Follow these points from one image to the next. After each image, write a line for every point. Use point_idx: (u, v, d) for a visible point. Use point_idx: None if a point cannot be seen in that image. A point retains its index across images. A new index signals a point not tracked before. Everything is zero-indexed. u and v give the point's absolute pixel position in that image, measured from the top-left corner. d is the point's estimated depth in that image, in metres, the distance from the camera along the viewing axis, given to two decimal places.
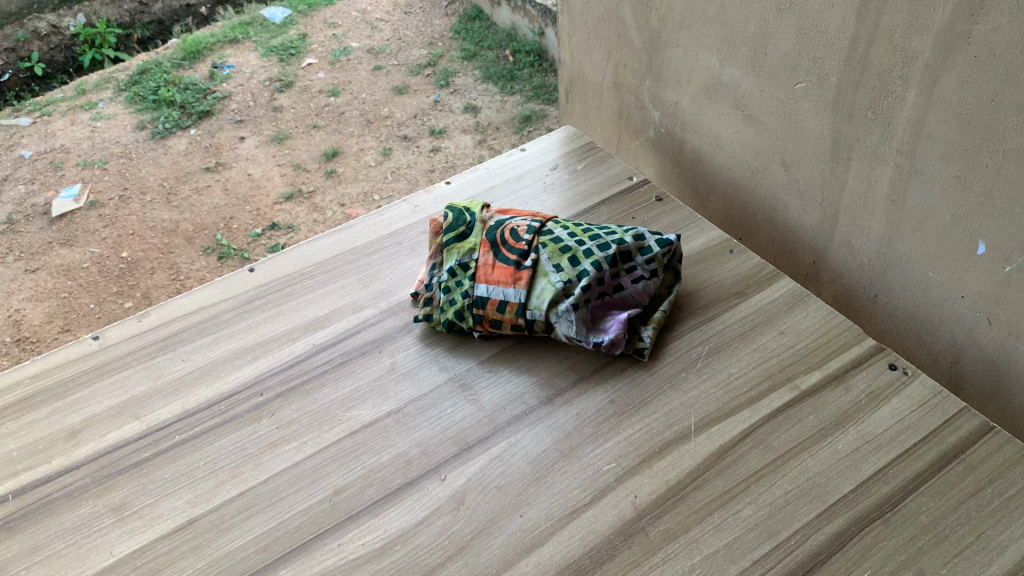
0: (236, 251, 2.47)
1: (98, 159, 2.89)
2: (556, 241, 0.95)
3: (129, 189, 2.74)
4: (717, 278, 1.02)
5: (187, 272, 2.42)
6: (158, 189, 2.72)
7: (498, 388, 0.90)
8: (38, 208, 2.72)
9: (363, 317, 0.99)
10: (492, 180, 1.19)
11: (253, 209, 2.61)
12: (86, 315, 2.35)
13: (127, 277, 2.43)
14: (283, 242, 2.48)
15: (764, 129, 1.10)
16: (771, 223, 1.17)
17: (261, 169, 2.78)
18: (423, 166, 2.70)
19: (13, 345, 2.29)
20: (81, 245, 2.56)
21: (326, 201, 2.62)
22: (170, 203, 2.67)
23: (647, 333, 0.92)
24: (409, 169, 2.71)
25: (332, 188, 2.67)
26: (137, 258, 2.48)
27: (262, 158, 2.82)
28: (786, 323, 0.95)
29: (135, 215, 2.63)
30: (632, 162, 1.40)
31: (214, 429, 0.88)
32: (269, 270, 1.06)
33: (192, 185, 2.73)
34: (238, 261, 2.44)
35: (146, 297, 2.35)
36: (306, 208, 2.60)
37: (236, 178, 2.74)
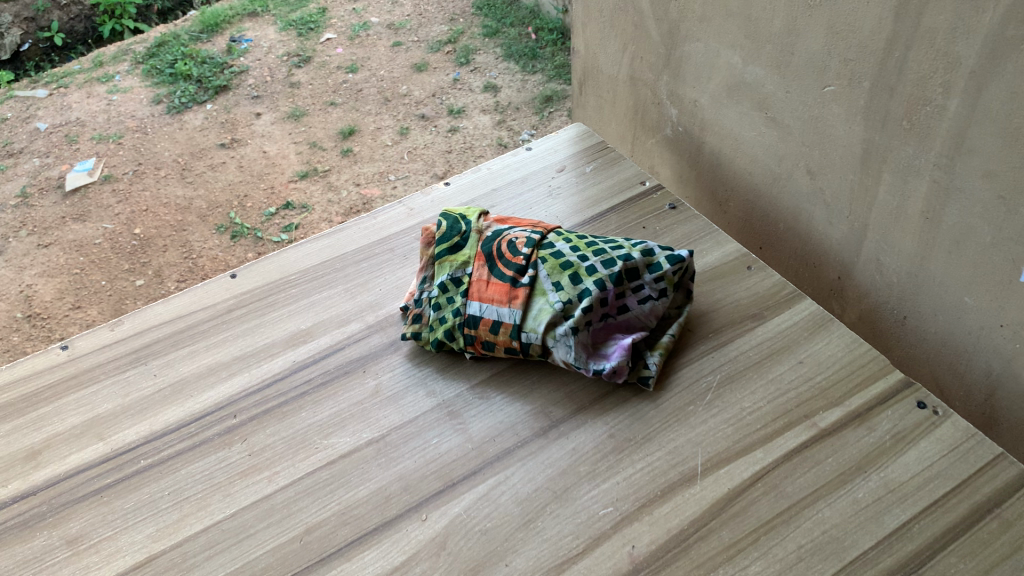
0: (250, 229, 2.41)
1: (113, 133, 2.83)
2: (557, 255, 0.88)
3: (143, 164, 2.68)
4: (732, 296, 0.94)
5: (199, 251, 2.36)
6: (173, 165, 2.67)
7: (488, 417, 0.83)
8: (52, 181, 2.67)
9: (347, 332, 0.92)
10: (495, 181, 1.11)
11: (268, 187, 2.55)
12: (98, 292, 2.30)
13: (139, 254, 2.38)
14: (298, 223, 2.42)
15: (789, 134, 1.02)
16: (793, 235, 1.09)
17: (277, 146, 2.71)
18: (440, 147, 2.62)
19: (24, 322, 2.25)
20: (94, 221, 2.51)
21: (341, 180, 2.55)
22: (185, 179, 2.61)
23: (653, 359, 0.85)
24: (426, 149, 2.64)
25: (348, 167, 2.60)
26: (150, 235, 2.43)
27: (278, 135, 2.76)
28: (806, 351, 0.87)
29: (150, 191, 2.58)
30: (647, 161, 1.32)
31: (181, 455, 0.82)
32: (251, 277, 0.99)
33: (208, 160, 2.67)
34: (251, 241, 2.39)
35: (158, 275, 2.30)
36: (321, 187, 2.53)
37: (251, 154, 2.68)
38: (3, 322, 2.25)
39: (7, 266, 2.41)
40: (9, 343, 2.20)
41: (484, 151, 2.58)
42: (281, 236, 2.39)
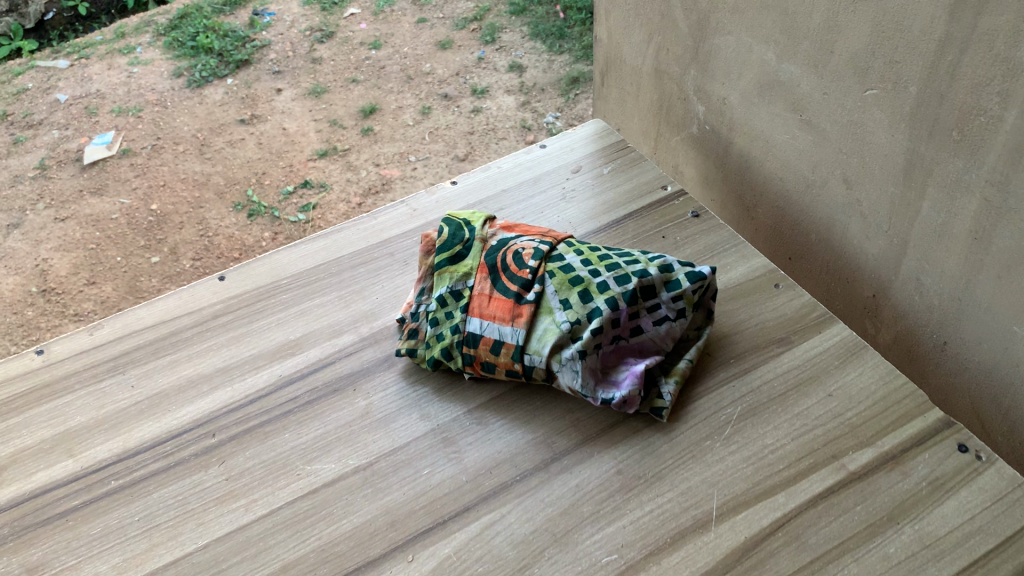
0: (267, 208, 2.35)
1: (133, 106, 2.78)
2: (566, 270, 0.80)
3: (162, 139, 2.63)
4: (757, 316, 0.86)
5: (216, 229, 2.31)
6: (191, 140, 2.61)
7: (485, 446, 0.76)
8: (71, 154, 2.62)
9: (338, 345, 0.85)
10: (506, 181, 1.04)
11: (287, 165, 2.49)
12: (113, 268, 2.25)
13: (155, 230, 2.33)
14: (315, 203, 2.36)
15: (825, 139, 0.94)
16: (826, 247, 1.01)
17: (296, 123, 2.64)
18: (461, 128, 2.54)
19: (39, 296, 2.21)
20: (111, 195, 2.46)
21: (361, 160, 2.49)
22: (203, 155, 2.55)
23: (667, 388, 0.78)
24: (448, 129, 2.56)
25: (368, 147, 2.53)
26: (166, 211, 2.38)
27: (298, 112, 2.69)
28: (836, 383, 0.80)
29: (167, 167, 2.52)
30: (671, 160, 1.24)
31: (154, 476, 0.76)
32: (240, 280, 0.93)
33: (227, 137, 2.61)
34: (267, 220, 2.33)
35: (174, 253, 2.25)
36: (340, 167, 2.47)
37: (270, 131, 2.61)
38: (18, 296, 2.21)
39: (23, 240, 2.37)
40: (23, 319, 2.17)
41: (507, 133, 2.50)
42: (299, 216, 2.33)
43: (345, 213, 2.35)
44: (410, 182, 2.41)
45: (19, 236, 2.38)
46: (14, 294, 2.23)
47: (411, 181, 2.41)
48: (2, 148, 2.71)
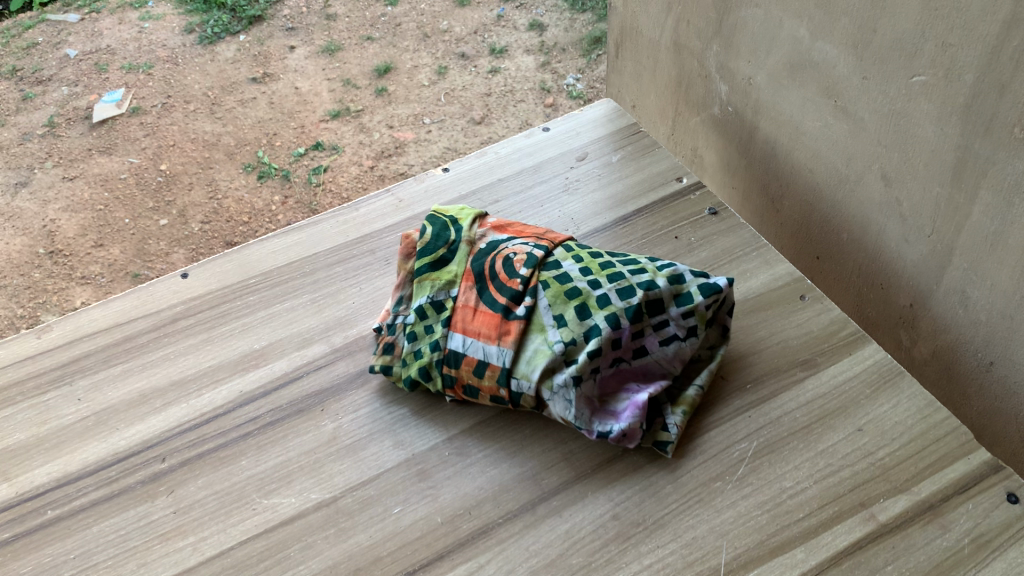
0: (277, 170, 2.17)
1: (143, 64, 2.55)
2: (562, 280, 0.71)
3: (172, 95, 2.42)
4: (779, 334, 0.76)
5: (226, 190, 2.15)
6: (201, 98, 2.39)
7: (465, 481, 0.67)
8: (79, 111, 2.42)
9: (307, 357, 0.76)
10: (502, 169, 0.94)
11: (297, 126, 2.28)
12: (121, 230, 2.09)
13: (164, 191, 2.15)
14: (326, 165, 2.18)
15: (862, 130, 0.83)
16: (858, 248, 0.90)
17: (310, 83, 2.42)
18: (477, 88, 2.34)
19: (47, 257, 2.06)
20: (121, 154, 2.28)
21: (374, 122, 2.28)
22: (213, 112, 2.35)
23: (673, 419, 0.68)
24: (464, 92, 2.34)
25: (381, 107, 2.32)
26: (176, 172, 2.20)
27: (312, 71, 2.46)
28: (866, 415, 0.70)
29: (177, 126, 2.32)
30: (690, 142, 1.13)
31: (95, 506, 0.68)
32: (205, 278, 0.84)
33: (237, 95, 2.39)
34: (280, 183, 2.14)
35: (183, 215, 2.09)
36: (352, 129, 2.27)
37: (281, 90, 2.40)
38: (24, 258, 2.07)
39: (30, 198, 2.19)
40: (30, 281, 2.02)
41: (526, 95, 2.29)
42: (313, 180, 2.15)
43: (357, 176, 2.16)
44: (424, 147, 2.21)
45: (25, 195, 2.21)
46: (19, 255, 2.08)
47: (426, 144, 2.22)
48: (9, 104, 2.50)
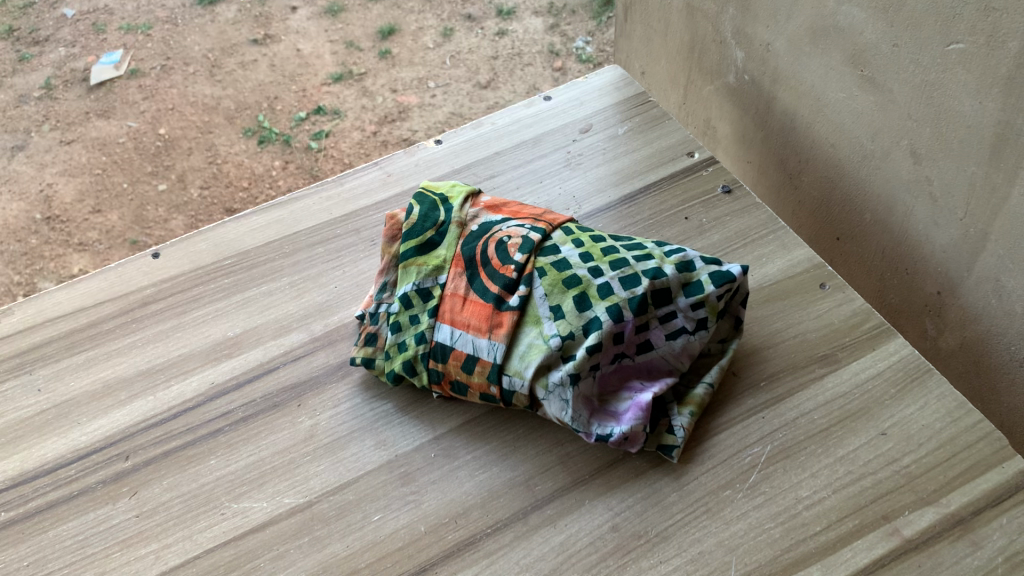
0: (279, 134, 1.82)
1: (143, 23, 2.10)
2: (560, 267, 0.65)
3: (171, 57, 2.00)
4: (796, 326, 0.70)
5: (225, 155, 1.79)
6: (200, 60, 1.98)
7: (451, 485, 0.62)
8: (76, 72, 2.01)
9: (285, 347, 0.71)
10: (499, 142, 0.88)
11: (299, 90, 1.90)
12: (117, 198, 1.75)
13: (162, 155, 1.80)
14: (328, 130, 1.83)
15: (890, 102, 0.76)
16: (882, 230, 0.83)
17: (313, 44, 2.01)
18: (485, 51, 1.95)
19: (44, 225, 1.74)
20: (118, 117, 1.89)
21: (376, 85, 1.91)
22: (212, 75, 1.94)
23: (680, 420, 0.63)
24: (473, 53, 1.96)
25: (385, 71, 1.94)
26: (175, 137, 1.83)
27: (314, 32, 2.04)
28: (891, 418, 0.64)
29: (176, 89, 1.92)
30: (702, 112, 1.06)
31: (52, 509, 0.63)
32: (177, 257, 0.78)
33: (239, 57, 1.98)
34: (280, 148, 1.80)
35: (183, 180, 1.75)
36: (355, 92, 1.90)
37: (283, 53, 1.98)
38: (19, 225, 1.74)
39: (27, 162, 1.85)
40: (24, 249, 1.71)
41: (533, 57, 1.93)
42: (313, 145, 1.81)
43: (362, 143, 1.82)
44: (428, 112, 1.85)
45: (22, 158, 1.85)
46: (15, 221, 1.75)
47: (430, 110, 1.85)
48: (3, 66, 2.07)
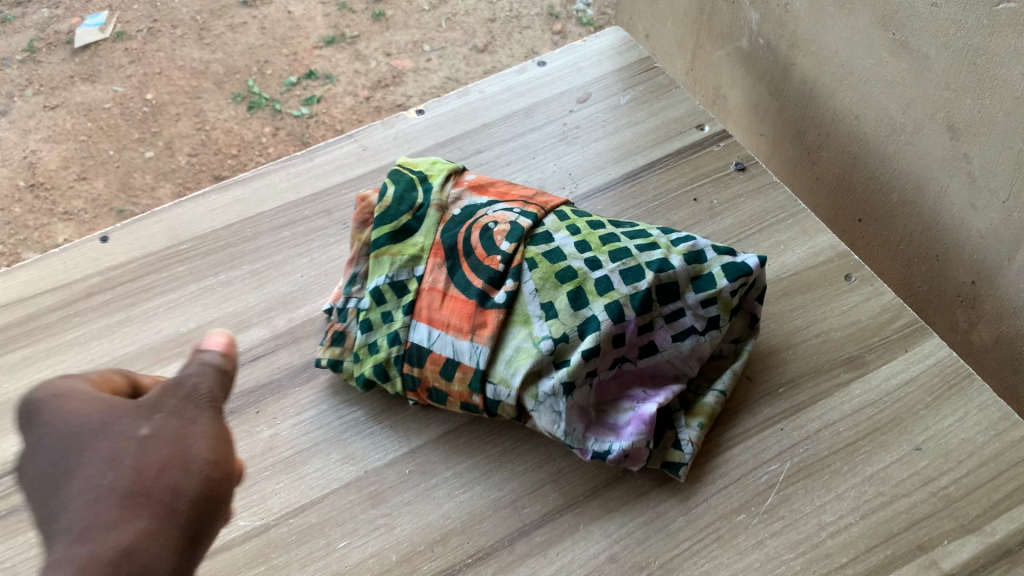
0: (270, 101, 1.43)
1: None
2: (553, 258, 0.57)
3: (160, 19, 1.53)
4: (819, 324, 0.62)
5: (216, 124, 1.40)
6: (190, 19, 1.53)
7: (427, 506, 0.55)
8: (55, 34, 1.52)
9: (243, 345, 0.63)
10: (486, 113, 0.79)
11: (290, 53, 1.49)
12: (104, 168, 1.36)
13: (149, 122, 1.40)
14: (320, 95, 1.44)
15: (926, 69, 0.67)
16: (911, 212, 0.75)
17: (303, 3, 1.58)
18: (481, 12, 1.57)
19: (27, 194, 1.35)
20: (102, 82, 1.45)
21: (369, 48, 1.51)
22: (202, 38, 1.50)
23: (688, 434, 0.55)
24: (467, 16, 1.57)
25: (379, 34, 1.53)
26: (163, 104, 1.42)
27: None
28: (926, 431, 0.56)
29: (164, 53, 1.48)
30: (712, 80, 0.97)
31: None
32: (127, 241, 0.71)
33: (227, 19, 1.53)
34: (269, 116, 1.42)
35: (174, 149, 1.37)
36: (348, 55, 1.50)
37: (274, 13, 1.55)
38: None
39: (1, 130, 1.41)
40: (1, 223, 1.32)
41: (532, 18, 1.56)
42: (301, 112, 1.43)
43: (355, 111, 1.44)
44: (423, 78, 1.47)
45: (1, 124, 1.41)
46: None
47: (424, 75, 1.48)
48: None
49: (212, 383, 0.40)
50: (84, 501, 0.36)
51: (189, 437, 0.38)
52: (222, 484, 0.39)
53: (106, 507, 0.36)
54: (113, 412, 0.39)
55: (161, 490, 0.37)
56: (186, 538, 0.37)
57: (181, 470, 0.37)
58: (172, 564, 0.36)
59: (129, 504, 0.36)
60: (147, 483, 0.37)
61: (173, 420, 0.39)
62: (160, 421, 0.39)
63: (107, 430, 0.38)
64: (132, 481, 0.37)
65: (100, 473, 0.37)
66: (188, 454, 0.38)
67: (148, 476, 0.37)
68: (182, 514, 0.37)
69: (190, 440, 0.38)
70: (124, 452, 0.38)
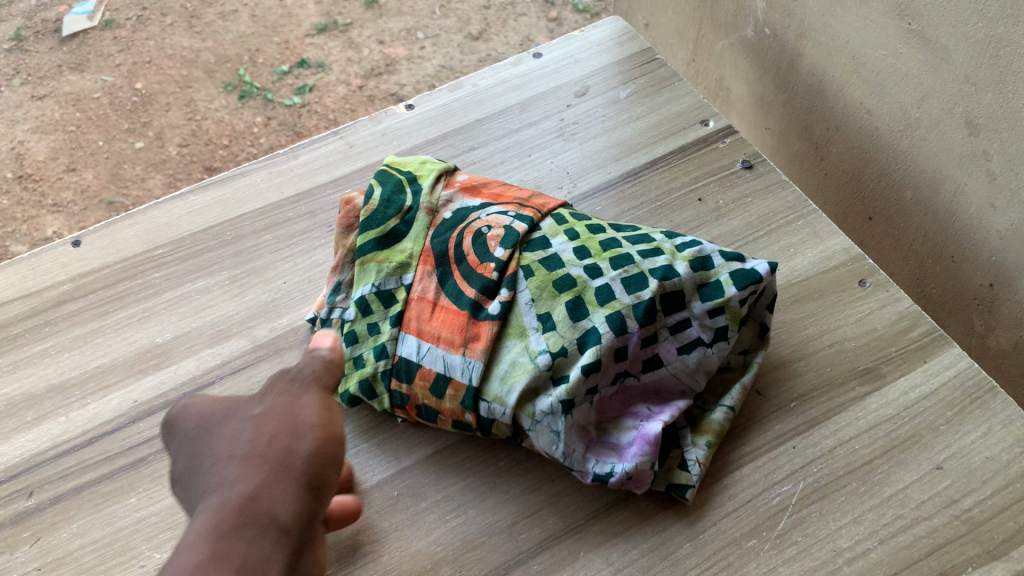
0: (261, 89, 1.37)
1: None
2: (551, 265, 0.53)
3: (149, 7, 1.47)
4: (832, 334, 0.59)
5: (206, 113, 1.34)
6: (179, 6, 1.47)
7: (418, 532, 0.51)
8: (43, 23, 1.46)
9: (223, 356, 0.59)
10: (479, 108, 0.75)
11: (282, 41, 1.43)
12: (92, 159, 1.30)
13: (138, 112, 1.34)
14: (313, 84, 1.38)
15: (943, 61, 0.64)
16: (925, 210, 0.72)
17: None
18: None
19: (15, 185, 1.29)
20: (90, 72, 1.39)
21: (362, 35, 1.44)
22: (192, 27, 1.44)
23: (694, 453, 0.52)
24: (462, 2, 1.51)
25: (372, 21, 1.46)
26: (153, 93, 1.36)
27: None
28: (947, 449, 0.53)
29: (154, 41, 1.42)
30: (715, 71, 0.94)
31: None
32: (100, 245, 0.67)
33: (217, 6, 1.47)
34: (260, 104, 1.36)
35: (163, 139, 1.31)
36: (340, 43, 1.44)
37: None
38: None
39: None
40: None
41: (528, 4, 1.49)
42: (294, 100, 1.37)
43: (348, 100, 1.38)
44: (417, 66, 1.41)
45: None
46: None
47: (418, 64, 1.42)
48: None
49: (319, 372, 0.41)
50: (213, 473, 0.37)
51: (296, 408, 0.39)
52: (335, 449, 0.38)
53: (228, 470, 0.37)
54: (235, 404, 0.41)
55: (275, 450, 0.37)
56: (307, 492, 0.36)
57: (293, 435, 0.38)
58: (294, 513, 0.35)
59: (247, 460, 0.36)
60: (262, 449, 0.37)
61: (281, 398, 0.39)
62: (271, 400, 0.40)
63: (232, 418, 0.40)
64: (251, 447, 0.37)
65: (226, 445, 0.38)
66: (298, 421, 0.38)
67: (262, 442, 0.37)
68: (298, 469, 0.36)
69: (298, 409, 0.39)
70: (242, 430, 0.38)
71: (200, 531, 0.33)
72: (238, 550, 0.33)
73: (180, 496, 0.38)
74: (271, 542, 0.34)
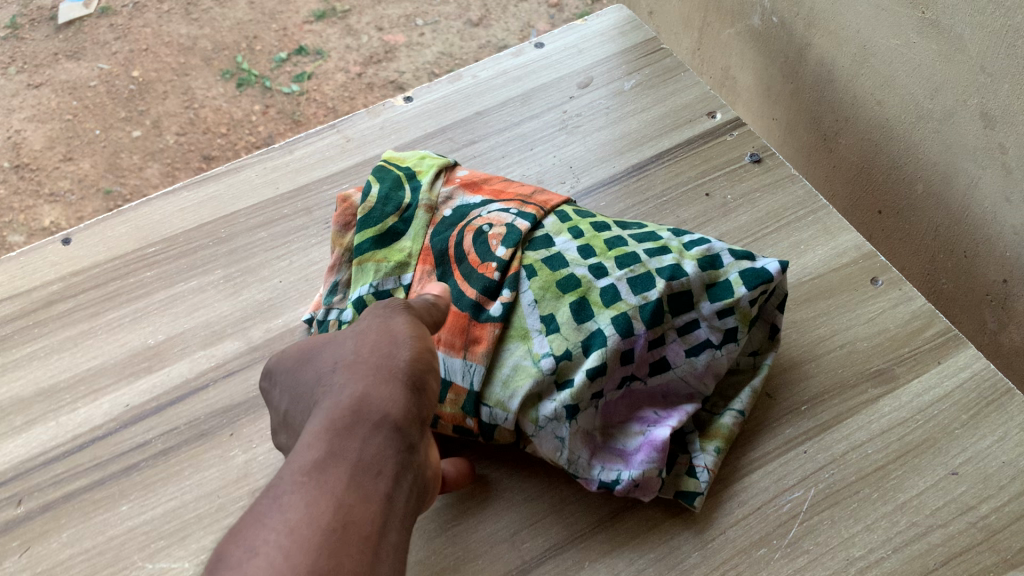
0: (259, 77, 1.35)
1: None
2: (554, 265, 0.51)
3: None
4: (843, 334, 0.57)
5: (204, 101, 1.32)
6: None
7: (418, 540, 0.50)
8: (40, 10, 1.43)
9: (217, 358, 0.58)
10: (480, 99, 0.74)
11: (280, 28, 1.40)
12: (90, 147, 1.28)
13: (134, 101, 1.32)
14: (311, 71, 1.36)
15: (957, 52, 0.62)
16: (937, 204, 0.70)
17: None
18: None
19: (12, 175, 1.27)
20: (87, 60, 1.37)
21: (360, 21, 1.42)
22: (189, 14, 1.41)
23: (703, 460, 0.50)
24: None
25: (371, 6, 1.44)
26: (149, 81, 1.33)
27: None
28: (963, 453, 0.51)
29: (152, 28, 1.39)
30: (722, 60, 0.92)
31: None
32: (91, 243, 0.65)
33: None
34: (257, 93, 1.34)
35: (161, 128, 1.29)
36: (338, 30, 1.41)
37: None
38: None
39: None
40: None
41: None
42: (293, 89, 1.34)
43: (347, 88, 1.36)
44: (416, 53, 1.39)
45: None
46: None
47: (417, 51, 1.39)
48: None
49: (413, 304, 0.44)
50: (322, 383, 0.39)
51: (390, 323, 0.41)
52: (432, 359, 0.40)
53: (336, 376, 0.39)
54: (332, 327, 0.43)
55: (376, 360, 0.39)
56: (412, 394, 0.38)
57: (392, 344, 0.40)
58: (401, 411, 0.37)
59: (352, 367, 0.38)
60: (365, 357, 0.39)
61: (377, 316, 0.41)
62: (367, 318, 0.42)
63: (331, 338, 0.42)
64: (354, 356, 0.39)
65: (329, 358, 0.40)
66: (394, 332, 0.40)
67: (364, 351, 0.39)
68: (399, 374, 0.38)
69: (393, 323, 0.41)
70: (343, 343, 0.41)
71: (319, 429, 0.36)
72: (353, 447, 0.35)
73: (293, 410, 0.41)
74: (383, 439, 0.36)
